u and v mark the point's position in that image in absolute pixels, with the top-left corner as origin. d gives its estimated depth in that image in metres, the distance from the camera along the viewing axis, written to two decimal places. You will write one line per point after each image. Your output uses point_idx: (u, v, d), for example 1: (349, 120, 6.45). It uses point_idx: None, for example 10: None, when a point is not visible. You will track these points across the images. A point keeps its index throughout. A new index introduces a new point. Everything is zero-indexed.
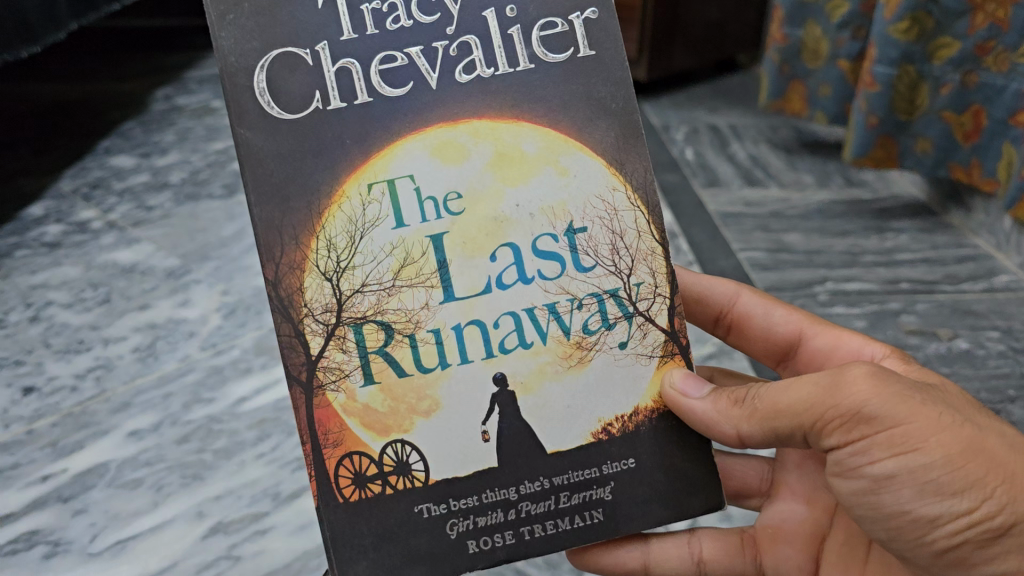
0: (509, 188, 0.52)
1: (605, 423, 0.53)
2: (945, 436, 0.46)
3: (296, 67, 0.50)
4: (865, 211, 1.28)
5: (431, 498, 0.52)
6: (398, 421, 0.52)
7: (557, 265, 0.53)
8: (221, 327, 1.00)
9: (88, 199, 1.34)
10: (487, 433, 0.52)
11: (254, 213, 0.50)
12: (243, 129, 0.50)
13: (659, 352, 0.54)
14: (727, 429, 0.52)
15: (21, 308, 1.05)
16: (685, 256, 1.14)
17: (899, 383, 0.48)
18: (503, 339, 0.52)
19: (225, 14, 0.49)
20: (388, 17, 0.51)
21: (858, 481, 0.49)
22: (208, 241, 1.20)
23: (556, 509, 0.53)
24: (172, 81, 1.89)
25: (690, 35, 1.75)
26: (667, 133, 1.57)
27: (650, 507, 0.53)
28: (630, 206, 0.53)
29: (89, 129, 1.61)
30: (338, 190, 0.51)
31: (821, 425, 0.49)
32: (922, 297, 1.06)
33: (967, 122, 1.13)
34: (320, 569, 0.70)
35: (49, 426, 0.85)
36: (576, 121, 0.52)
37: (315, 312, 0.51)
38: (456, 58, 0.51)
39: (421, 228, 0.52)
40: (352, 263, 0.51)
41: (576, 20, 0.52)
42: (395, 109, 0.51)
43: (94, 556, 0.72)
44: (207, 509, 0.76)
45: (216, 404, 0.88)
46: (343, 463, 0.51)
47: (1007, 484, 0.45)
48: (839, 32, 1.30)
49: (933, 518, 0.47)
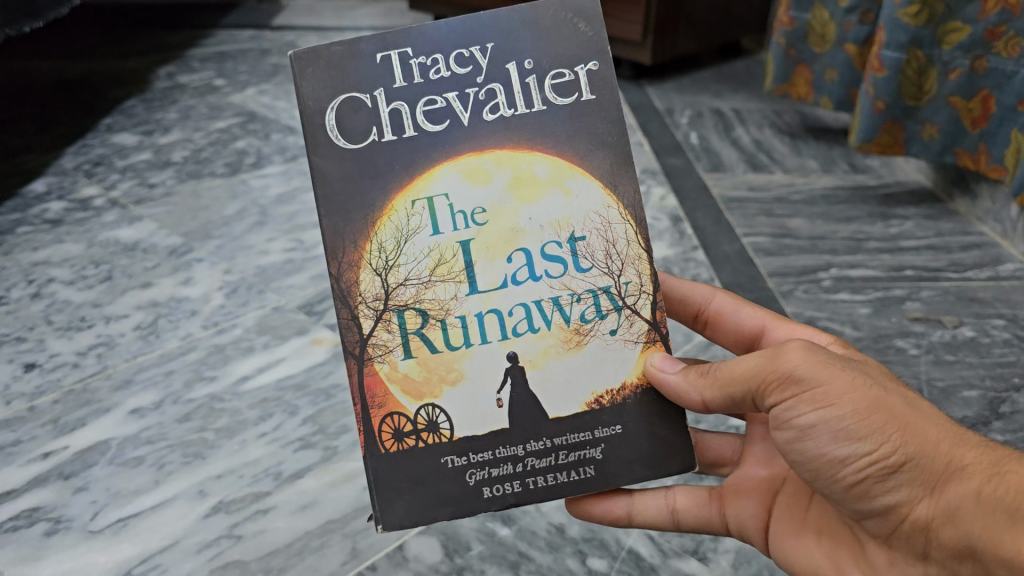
0: (523, 205, 0.53)
1: (597, 395, 0.53)
2: (857, 388, 0.45)
3: (359, 108, 0.52)
4: (869, 197, 1.28)
5: (455, 450, 0.52)
6: (430, 387, 0.52)
7: (559, 266, 0.53)
8: (224, 306, 1.00)
9: (90, 176, 1.33)
10: (500, 399, 0.52)
11: (322, 222, 0.52)
12: (317, 156, 0.52)
13: (643, 339, 0.54)
14: (693, 397, 0.51)
15: (22, 285, 1.04)
16: (689, 241, 1.13)
17: (831, 355, 0.47)
18: (516, 324, 0.53)
19: (304, 67, 0.52)
20: (431, 70, 0.52)
21: (785, 431, 0.48)
22: (211, 219, 1.20)
23: (555, 464, 0.52)
24: (175, 58, 1.87)
25: (696, 19, 1.74)
26: (671, 116, 1.57)
27: (633, 468, 0.53)
28: (621, 219, 0.54)
29: (91, 106, 1.61)
30: (390, 205, 0.52)
31: (764, 384, 0.48)
32: (927, 285, 1.05)
33: (975, 107, 1.12)
34: (322, 549, 0.69)
35: (50, 403, 0.85)
36: (577, 150, 0.53)
37: (367, 300, 0.52)
38: (484, 102, 0.52)
39: (453, 235, 0.53)
40: (398, 262, 0.52)
41: (580, 70, 0.53)
42: (437, 142, 0.52)
43: (95, 534, 0.71)
44: (208, 488, 0.75)
45: (218, 382, 0.88)
46: (385, 421, 0.52)
47: (903, 429, 0.44)
48: (847, 16, 1.29)
49: (841, 458, 0.46)
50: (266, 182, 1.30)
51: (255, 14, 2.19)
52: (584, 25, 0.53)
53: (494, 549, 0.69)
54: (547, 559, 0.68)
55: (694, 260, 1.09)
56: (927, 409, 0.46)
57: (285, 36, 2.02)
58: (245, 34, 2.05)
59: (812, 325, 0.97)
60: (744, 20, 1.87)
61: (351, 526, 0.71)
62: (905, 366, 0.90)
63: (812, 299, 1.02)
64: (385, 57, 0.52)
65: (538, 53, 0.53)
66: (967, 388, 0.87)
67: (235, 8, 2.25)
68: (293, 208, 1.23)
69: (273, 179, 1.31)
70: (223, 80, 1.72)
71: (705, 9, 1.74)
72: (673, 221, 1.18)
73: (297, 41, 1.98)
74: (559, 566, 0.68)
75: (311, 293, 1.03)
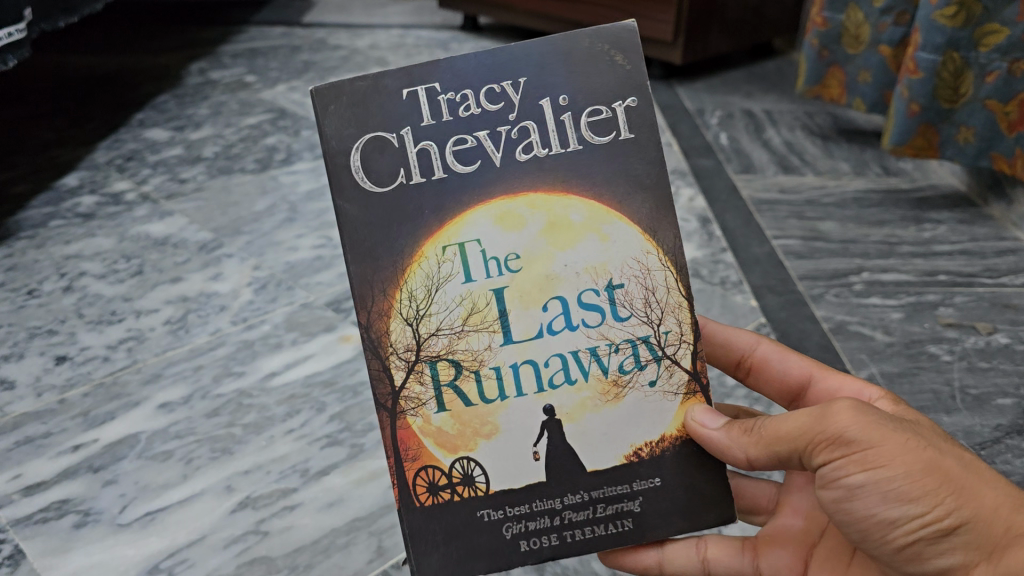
0: (558, 251, 0.51)
1: (636, 447, 0.51)
2: (909, 450, 0.44)
3: (384, 148, 0.49)
4: (903, 201, 1.26)
5: (491, 503, 0.50)
6: (465, 440, 0.50)
7: (597, 314, 0.51)
8: (253, 302, 1.01)
9: (122, 171, 1.34)
10: (537, 452, 0.50)
11: (349, 270, 0.50)
12: (342, 201, 0.49)
13: (683, 390, 0.52)
14: (736, 454, 0.49)
15: (55, 278, 1.06)
16: (719, 243, 1.12)
17: (882, 415, 0.46)
18: (552, 376, 0.51)
19: (327, 104, 0.49)
20: (461, 106, 0.50)
21: (831, 490, 0.47)
22: (241, 215, 1.20)
23: (592, 517, 0.51)
24: (206, 55, 1.88)
25: (726, 18, 1.73)
26: (701, 117, 1.56)
27: (672, 520, 0.51)
28: (662, 266, 0.51)
29: (123, 101, 1.62)
30: (420, 251, 0.50)
31: (810, 443, 0.47)
32: (961, 290, 1.04)
33: (1012, 111, 1.10)
34: (348, 546, 0.69)
35: (81, 396, 0.86)
36: (614, 192, 0.51)
37: (398, 351, 0.50)
38: (517, 141, 0.50)
39: (486, 283, 0.50)
40: (429, 311, 0.50)
41: (619, 107, 0.50)
42: (466, 186, 0.50)
43: (124, 526, 0.71)
44: (236, 484, 0.75)
45: (246, 378, 0.88)
46: (419, 475, 0.50)
47: (959, 491, 0.43)
48: (881, 17, 1.28)
49: (891, 520, 0.45)
50: (296, 178, 1.31)
51: (286, 10, 2.20)
52: (622, 58, 0.50)
53: None
54: (574, 561, 0.68)
55: (723, 261, 1.08)
56: (982, 469, 0.45)
57: (315, 33, 2.03)
58: (275, 30, 2.06)
59: (843, 329, 0.96)
60: (775, 20, 1.86)
61: (377, 524, 0.71)
62: (938, 373, 0.89)
63: (844, 303, 1.01)
64: (412, 93, 0.49)
65: (573, 88, 0.50)
66: (1001, 396, 0.85)
67: (265, 5, 2.26)
68: (322, 204, 1.23)
69: (303, 175, 1.32)
70: (253, 76, 1.73)
71: (736, 8, 1.73)
72: (702, 222, 1.18)
73: (327, 38, 1.99)
74: (585, 569, 0.67)
75: (339, 289, 1.03)
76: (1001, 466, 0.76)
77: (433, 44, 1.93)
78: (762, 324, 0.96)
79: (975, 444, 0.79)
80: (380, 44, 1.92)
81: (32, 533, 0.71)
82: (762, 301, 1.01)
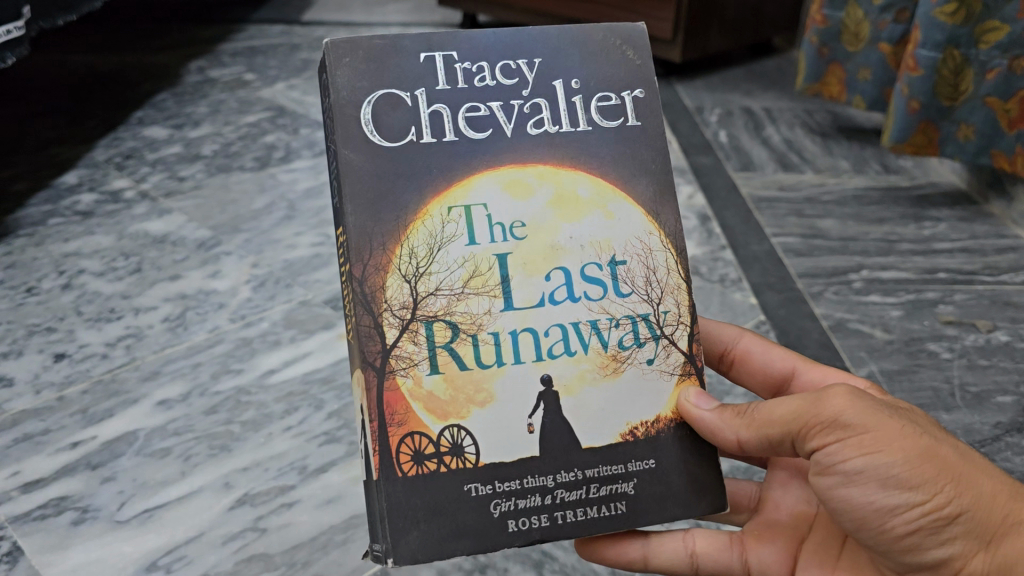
0: (565, 223, 0.51)
1: (632, 426, 0.50)
2: (906, 437, 0.44)
3: (397, 105, 0.50)
4: (902, 198, 1.26)
5: (479, 478, 0.48)
6: (456, 407, 0.48)
7: (599, 288, 0.51)
8: (252, 299, 1.01)
9: (121, 169, 1.34)
10: (532, 424, 0.49)
11: (348, 219, 0.48)
12: (347, 149, 0.48)
13: (679, 371, 0.52)
14: (727, 436, 0.49)
15: (54, 275, 1.05)
16: (719, 241, 1.12)
17: (876, 401, 0.46)
18: (551, 345, 0.50)
19: (343, 56, 0.49)
20: (476, 77, 0.51)
21: (827, 477, 0.47)
22: (239, 213, 1.20)
23: (585, 498, 0.49)
24: (205, 53, 1.88)
25: (725, 17, 1.73)
26: (700, 115, 1.56)
27: (665, 505, 0.50)
28: (663, 247, 0.52)
29: (123, 100, 1.62)
30: (424, 209, 0.49)
31: (805, 427, 0.47)
32: (961, 288, 1.03)
33: (1012, 108, 1.10)
34: (346, 543, 0.69)
35: (79, 393, 0.86)
36: (621, 173, 0.52)
37: (393, 308, 0.48)
38: (528, 115, 0.51)
39: (489, 248, 0.50)
40: (429, 270, 0.49)
41: (627, 97, 0.53)
42: (475, 150, 0.50)
43: (122, 523, 0.71)
44: (234, 481, 0.75)
45: (245, 375, 0.88)
46: (403, 442, 0.47)
47: (958, 480, 0.44)
48: (881, 15, 1.28)
49: (889, 508, 0.45)
50: (295, 176, 1.31)
51: (286, 9, 2.20)
52: (632, 53, 0.53)
53: (517, 551, 0.69)
54: (572, 558, 0.68)
55: (722, 259, 1.08)
56: (976, 459, 0.45)
57: (315, 31, 2.03)
58: (274, 29, 2.05)
59: (842, 327, 0.96)
60: (774, 18, 1.85)
61: None
62: (938, 370, 0.89)
63: (843, 300, 1.01)
64: (429, 58, 0.51)
65: (586, 74, 0.52)
66: (1001, 393, 0.85)
67: (265, 3, 2.26)
68: (320, 202, 1.23)
69: (302, 173, 1.32)
70: (252, 75, 1.73)
71: (735, 6, 1.73)
72: (702, 220, 1.17)
73: (327, 36, 1.99)
74: (583, 566, 0.67)
75: (337, 287, 1.03)
76: (1000, 463, 0.76)
77: None
78: (761, 322, 0.96)
79: (975, 441, 0.79)
80: None
81: (30, 529, 0.71)
82: (762, 299, 1.00)
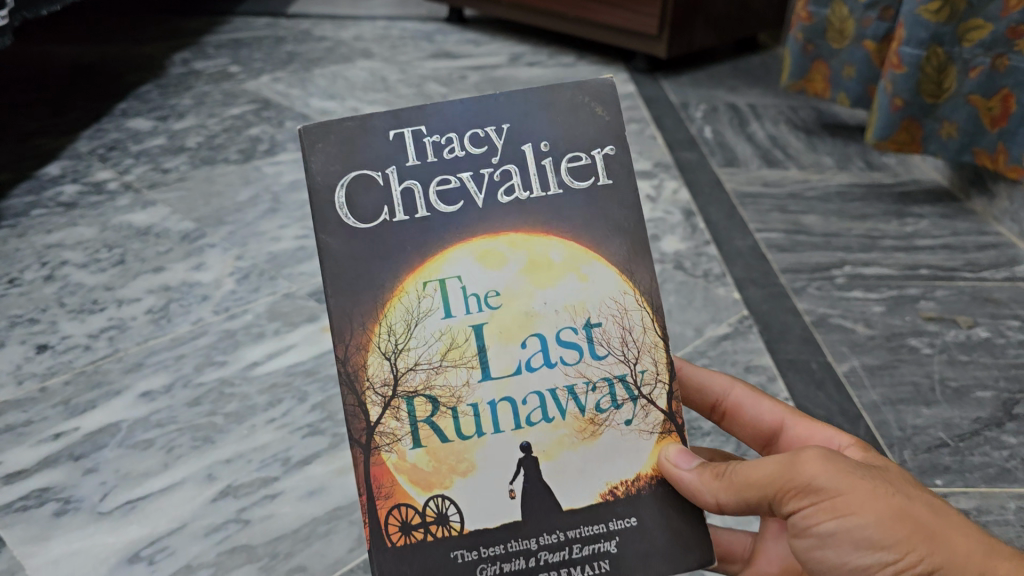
0: (538, 289, 0.48)
1: (613, 485, 0.47)
2: (879, 498, 0.42)
3: (370, 186, 0.47)
4: (885, 195, 1.27)
5: (465, 544, 0.46)
6: (439, 477, 0.46)
7: (577, 354, 0.48)
8: (235, 292, 1.00)
9: (104, 160, 1.34)
10: (513, 489, 0.46)
11: (327, 304, 0.46)
12: (323, 234, 0.46)
13: (658, 429, 0.48)
14: (707, 497, 0.45)
15: (36, 267, 1.05)
16: (702, 235, 1.13)
17: (852, 462, 0.44)
18: (530, 414, 0.47)
19: (314, 141, 0.46)
20: (445, 148, 0.47)
21: (805, 538, 0.45)
22: (224, 205, 1.20)
23: (572, 559, 0.46)
24: (189, 45, 1.87)
25: (711, 13, 1.73)
26: (685, 111, 1.56)
27: (655, 564, 0.46)
28: (639, 307, 0.48)
29: (106, 91, 1.61)
30: (400, 286, 0.46)
31: (780, 491, 0.45)
32: (942, 284, 1.04)
33: (995, 106, 1.11)
34: (329, 535, 0.69)
35: (61, 384, 0.85)
36: (595, 236, 0.48)
37: (375, 386, 0.46)
38: (499, 182, 0.47)
39: (465, 319, 0.47)
40: (407, 345, 0.46)
41: (598, 155, 0.48)
42: (448, 224, 0.47)
43: (104, 515, 0.71)
44: (217, 473, 0.75)
45: (227, 367, 0.88)
46: (390, 515, 0.45)
47: (931, 539, 0.42)
48: (866, 11, 1.28)
49: (864, 569, 0.43)
50: (279, 169, 1.31)
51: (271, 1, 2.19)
52: (603, 109, 0.48)
53: None
54: None
55: (706, 254, 1.09)
56: (957, 518, 0.43)
57: (301, 24, 2.02)
58: (260, 21, 2.05)
59: (824, 322, 0.97)
60: (761, 15, 1.86)
61: (358, 513, 0.71)
62: (918, 366, 0.89)
63: (826, 296, 1.02)
64: (398, 135, 0.47)
65: (556, 134, 0.48)
66: (980, 388, 0.86)
67: None
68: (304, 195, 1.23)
69: (286, 166, 1.31)
70: (237, 67, 1.73)
71: (721, 3, 1.73)
72: (686, 215, 1.18)
73: (312, 28, 1.98)
74: None
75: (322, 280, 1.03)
76: (979, 458, 0.77)
77: (419, 36, 1.94)
78: (745, 316, 0.97)
79: (954, 437, 0.79)
80: (365, 36, 1.92)
81: (11, 520, 0.70)
82: (745, 294, 1.01)
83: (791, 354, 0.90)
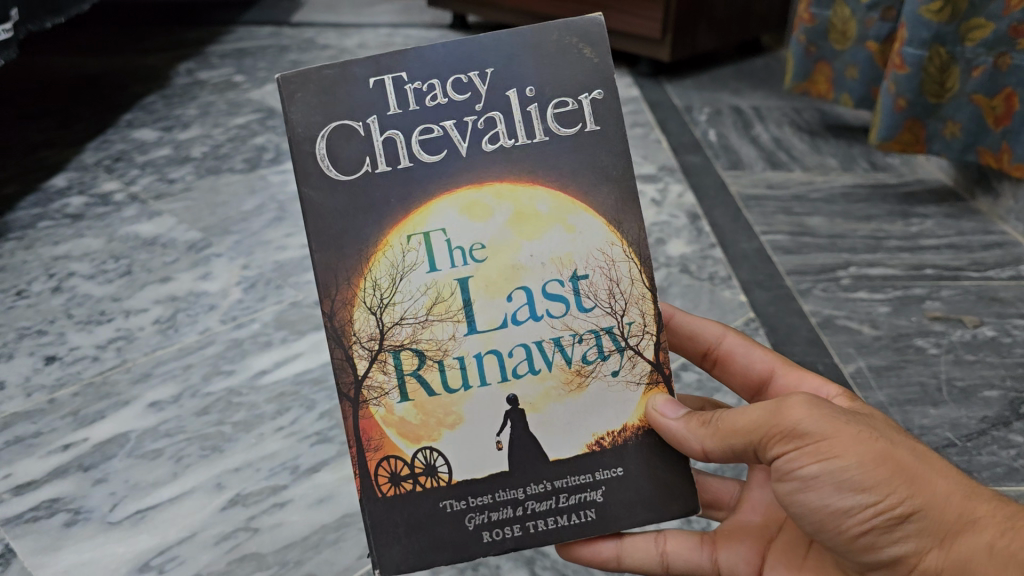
0: (525, 242, 0.51)
1: (598, 437, 0.51)
2: (863, 441, 0.44)
3: (350, 137, 0.49)
4: (890, 195, 1.27)
5: (453, 494, 0.50)
6: (427, 431, 0.50)
7: (561, 305, 0.51)
8: (242, 301, 1.01)
9: (110, 171, 1.34)
10: (500, 441, 0.50)
11: (313, 258, 0.49)
12: (307, 189, 0.49)
13: (646, 380, 0.52)
14: (693, 445, 0.49)
15: (44, 278, 1.05)
16: (707, 239, 1.13)
17: (836, 408, 0.46)
18: (516, 365, 0.51)
19: (294, 92, 0.49)
20: (428, 96, 0.50)
21: (787, 483, 0.47)
22: (229, 215, 1.20)
23: (555, 508, 0.51)
24: (194, 55, 1.88)
25: (713, 16, 1.74)
26: (689, 114, 1.56)
27: (635, 511, 0.51)
28: (626, 258, 0.51)
29: (112, 102, 1.62)
30: (384, 240, 0.50)
31: (765, 436, 0.47)
32: (948, 284, 1.04)
33: (998, 105, 1.11)
34: (338, 543, 0.69)
35: (70, 395, 0.86)
36: (580, 185, 0.51)
37: (362, 340, 0.50)
38: (482, 131, 0.50)
39: (451, 272, 0.50)
40: (393, 300, 0.50)
41: (585, 99, 0.51)
42: (431, 177, 0.50)
43: (114, 525, 0.71)
44: (226, 482, 0.75)
45: (235, 376, 0.88)
46: (380, 465, 0.50)
47: (911, 480, 0.44)
48: (868, 13, 1.28)
49: (845, 509, 0.45)
50: (285, 178, 1.31)
51: (275, 10, 2.20)
52: (590, 51, 0.50)
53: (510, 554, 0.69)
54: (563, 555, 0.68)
55: (712, 257, 1.09)
56: (935, 461, 0.45)
57: (304, 33, 2.03)
58: (264, 30, 2.05)
59: (830, 323, 0.97)
60: (763, 17, 1.86)
61: None
62: (925, 366, 0.89)
63: (831, 297, 1.02)
64: (378, 82, 0.50)
65: (541, 80, 0.50)
66: (987, 388, 0.86)
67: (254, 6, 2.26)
68: None
69: (291, 175, 1.32)
70: (242, 76, 1.73)
71: (723, 6, 1.74)
72: (690, 218, 1.18)
73: (316, 37, 1.99)
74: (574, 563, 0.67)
75: None
76: (986, 457, 0.77)
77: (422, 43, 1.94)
78: (750, 319, 0.97)
79: (961, 436, 0.79)
80: (368, 44, 1.93)
81: (22, 531, 0.71)
82: (751, 297, 1.01)
83: (797, 355, 0.90)
